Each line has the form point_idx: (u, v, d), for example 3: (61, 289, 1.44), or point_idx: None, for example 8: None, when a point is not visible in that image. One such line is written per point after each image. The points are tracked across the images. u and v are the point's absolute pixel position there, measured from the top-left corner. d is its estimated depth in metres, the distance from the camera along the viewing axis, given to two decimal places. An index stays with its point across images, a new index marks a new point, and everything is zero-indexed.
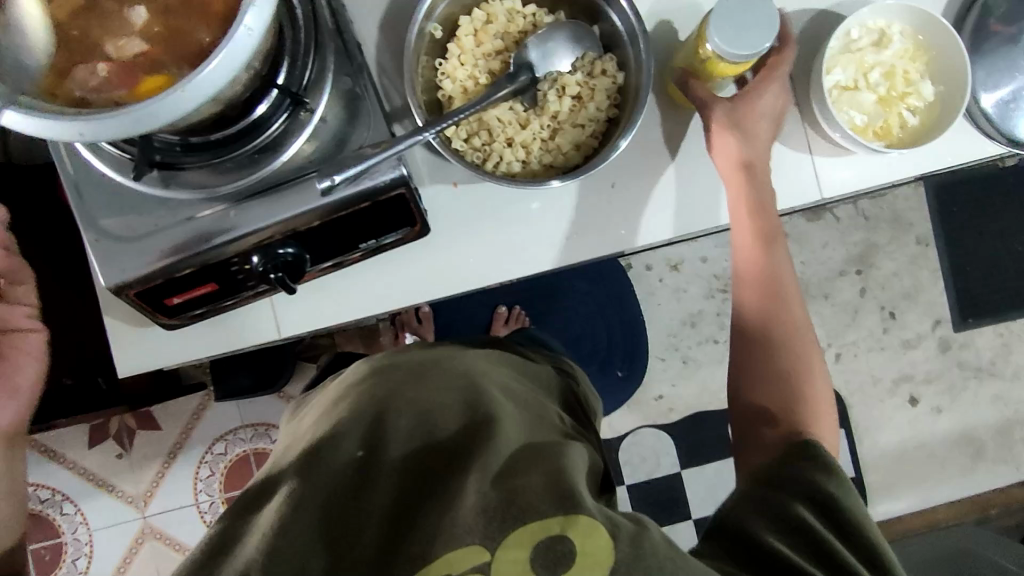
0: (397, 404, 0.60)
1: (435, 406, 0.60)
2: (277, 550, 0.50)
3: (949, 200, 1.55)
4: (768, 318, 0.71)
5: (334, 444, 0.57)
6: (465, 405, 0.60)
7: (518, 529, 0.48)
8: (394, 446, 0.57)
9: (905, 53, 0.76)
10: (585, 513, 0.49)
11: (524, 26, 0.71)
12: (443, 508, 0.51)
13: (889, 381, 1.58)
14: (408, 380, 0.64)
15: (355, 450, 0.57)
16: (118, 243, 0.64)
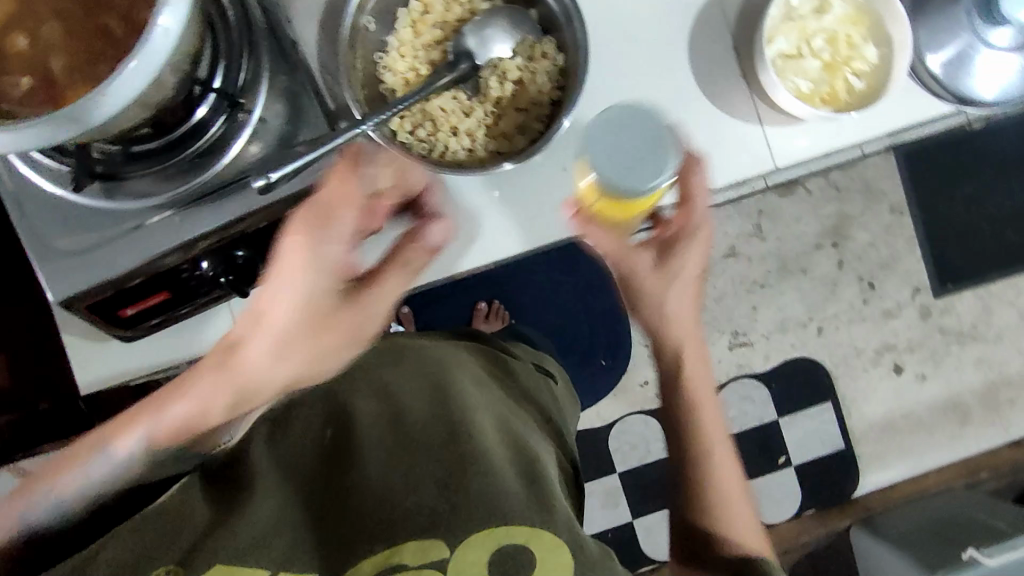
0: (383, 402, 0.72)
1: (416, 411, 0.70)
2: (263, 549, 0.57)
3: (920, 166, 1.56)
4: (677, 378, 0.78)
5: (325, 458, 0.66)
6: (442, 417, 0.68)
7: (485, 532, 0.59)
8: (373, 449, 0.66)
9: (846, 18, 0.76)
10: (549, 530, 0.59)
11: (462, 14, 0.71)
12: (421, 506, 0.62)
13: (872, 351, 1.58)
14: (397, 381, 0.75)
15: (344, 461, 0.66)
16: (63, 257, 0.64)
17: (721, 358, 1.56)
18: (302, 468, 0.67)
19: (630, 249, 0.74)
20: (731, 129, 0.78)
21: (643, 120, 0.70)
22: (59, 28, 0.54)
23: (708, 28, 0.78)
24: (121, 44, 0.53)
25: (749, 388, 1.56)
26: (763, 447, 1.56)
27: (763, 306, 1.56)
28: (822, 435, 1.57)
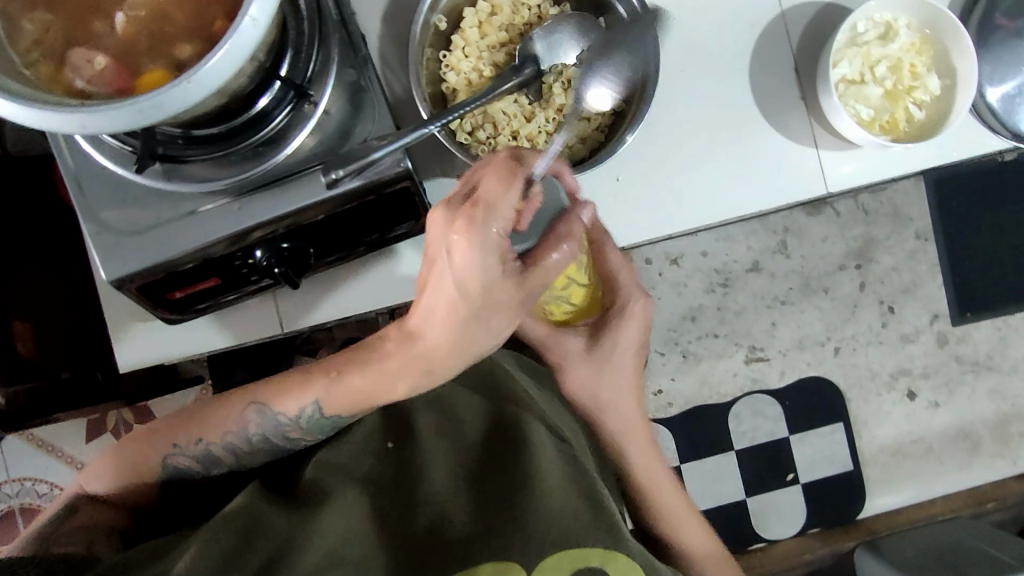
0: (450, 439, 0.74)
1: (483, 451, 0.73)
2: (342, 553, 0.60)
3: (949, 194, 1.55)
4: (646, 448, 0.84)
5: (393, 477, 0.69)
6: (509, 444, 0.73)
7: (565, 552, 0.61)
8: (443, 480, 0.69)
9: (912, 47, 0.75)
10: (624, 552, 0.62)
11: (530, 18, 0.71)
12: (498, 523, 0.64)
13: (888, 375, 1.58)
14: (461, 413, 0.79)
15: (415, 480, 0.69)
16: (118, 236, 0.63)
17: (737, 371, 1.56)
18: (378, 478, 0.70)
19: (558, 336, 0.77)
20: (784, 150, 0.78)
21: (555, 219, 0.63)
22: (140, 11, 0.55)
23: (769, 47, 0.77)
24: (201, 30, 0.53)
25: (762, 404, 1.56)
26: (772, 462, 1.57)
27: (782, 322, 1.56)
28: (831, 455, 1.57)
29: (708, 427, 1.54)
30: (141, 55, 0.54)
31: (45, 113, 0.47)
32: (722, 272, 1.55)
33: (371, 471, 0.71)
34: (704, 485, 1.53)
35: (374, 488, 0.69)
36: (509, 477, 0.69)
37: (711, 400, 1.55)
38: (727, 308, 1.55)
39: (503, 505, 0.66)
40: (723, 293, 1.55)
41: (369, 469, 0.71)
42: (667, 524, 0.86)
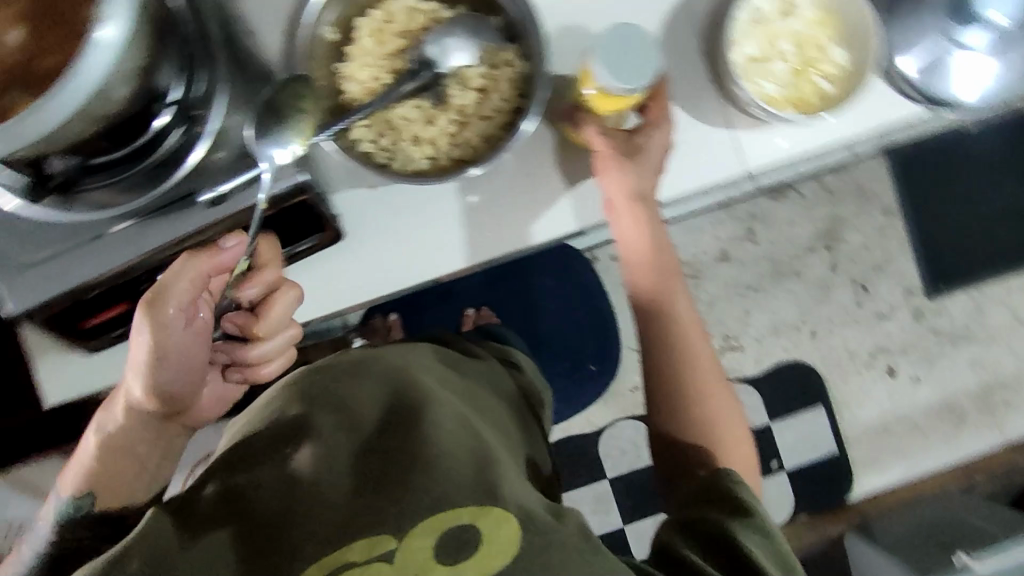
0: (335, 394, 0.62)
1: (373, 405, 0.61)
2: None
3: (911, 168, 1.54)
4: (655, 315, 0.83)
5: (258, 446, 0.58)
6: (389, 398, 0.61)
7: (433, 519, 0.52)
8: (323, 441, 0.57)
9: (816, 21, 0.75)
10: (498, 506, 0.53)
11: (424, 22, 0.70)
12: (365, 490, 0.53)
13: (866, 354, 1.56)
14: (342, 371, 0.64)
15: (279, 447, 0.57)
16: (20, 271, 0.63)
17: None
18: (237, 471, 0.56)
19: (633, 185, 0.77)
20: (702, 134, 0.78)
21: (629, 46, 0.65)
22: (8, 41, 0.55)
23: (679, 32, 0.77)
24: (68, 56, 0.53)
25: (740, 393, 1.55)
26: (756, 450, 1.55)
27: (753, 310, 1.55)
28: (815, 439, 1.55)
29: None
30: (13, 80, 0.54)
31: None
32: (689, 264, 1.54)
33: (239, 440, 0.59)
34: None
35: (226, 498, 0.54)
36: (387, 433, 0.58)
37: None
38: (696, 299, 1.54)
39: (374, 470, 0.55)
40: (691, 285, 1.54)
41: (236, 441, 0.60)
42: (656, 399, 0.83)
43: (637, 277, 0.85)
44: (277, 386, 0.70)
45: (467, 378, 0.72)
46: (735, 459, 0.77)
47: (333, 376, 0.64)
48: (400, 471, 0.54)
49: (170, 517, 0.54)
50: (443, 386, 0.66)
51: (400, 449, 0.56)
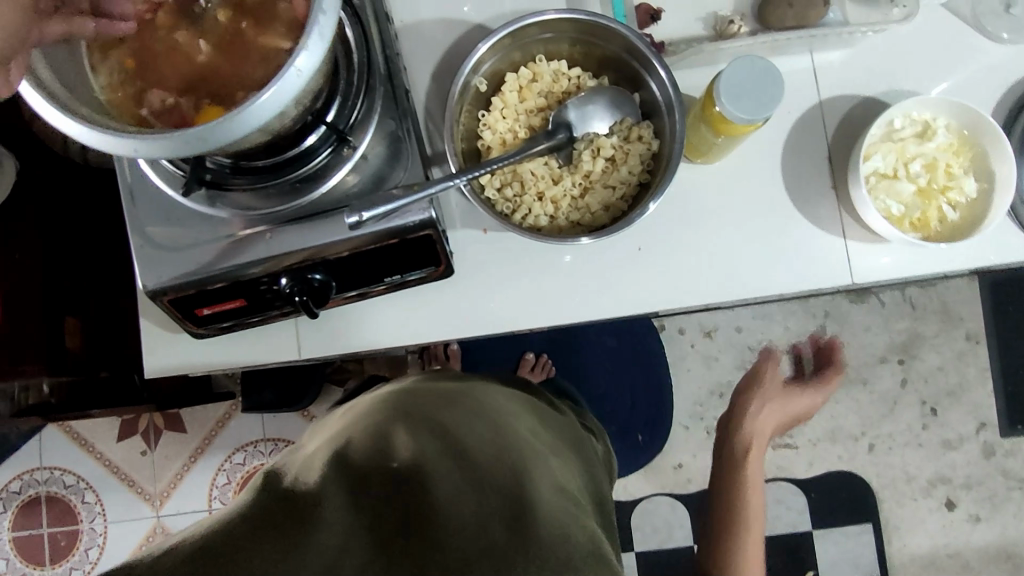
0: (444, 433, 0.69)
1: (479, 450, 0.68)
2: None
3: (1004, 297, 1.50)
4: None
5: (378, 457, 0.65)
6: (497, 449, 0.69)
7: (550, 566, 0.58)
8: (441, 470, 0.64)
9: (950, 147, 0.75)
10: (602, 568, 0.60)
11: (568, 87, 0.74)
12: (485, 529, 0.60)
13: (925, 480, 1.50)
14: (445, 413, 0.73)
15: (395, 463, 0.64)
16: (159, 252, 0.68)
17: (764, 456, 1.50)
18: (360, 476, 0.62)
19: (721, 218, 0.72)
20: (811, 236, 0.78)
21: (763, 81, 0.63)
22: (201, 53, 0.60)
23: (805, 133, 0.79)
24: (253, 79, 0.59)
25: (786, 493, 1.50)
26: (792, 555, 1.49)
27: (814, 410, 1.51)
28: (857, 557, 1.49)
29: None
30: (203, 87, 0.60)
31: (105, 135, 0.52)
32: (755, 350, 1.52)
33: (355, 449, 0.65)
34: None
35: (343, 501, 0.60)
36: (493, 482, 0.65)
37: None
38: None
39: (486, 512, 0.62)
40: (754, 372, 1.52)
41: (348, 449, 0.66)
42: None
43: None
44: (373, 404, 0.78)
45: (543, 434, 0.80)
46: None
47: (442, 419, 0.72)
48: (511, 520, 0.61)
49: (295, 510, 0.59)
50: (533, 446, 0.73)
51: (508, 500, 0.63)
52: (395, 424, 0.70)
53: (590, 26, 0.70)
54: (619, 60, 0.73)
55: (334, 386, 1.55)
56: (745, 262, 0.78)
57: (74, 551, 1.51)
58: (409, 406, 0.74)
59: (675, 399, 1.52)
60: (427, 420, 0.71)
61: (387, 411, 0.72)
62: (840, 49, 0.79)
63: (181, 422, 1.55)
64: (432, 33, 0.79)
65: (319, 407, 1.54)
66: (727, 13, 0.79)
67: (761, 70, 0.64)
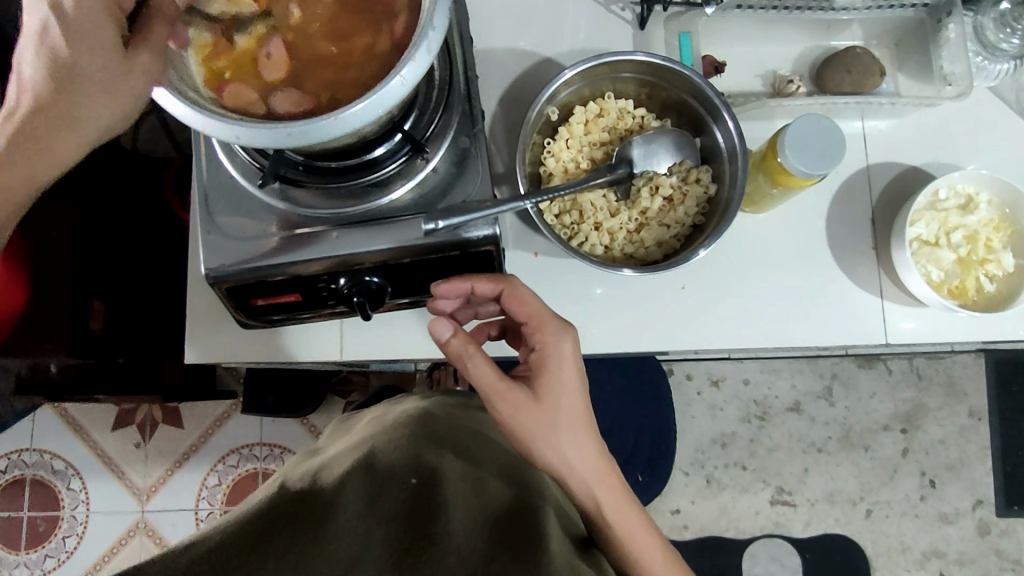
0: (465, 459, 0.73)
1: (494, 481, 0.72)
2: None
3: (1010, 377, 1.52)
4: (593, 477, 0.71)
5: (397, 469, 0.68)
6: (507, 478, 0.74)
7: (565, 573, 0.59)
8: (456, 485, 0.68)
9: (990, 222, 0.78)
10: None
11: (632, 126, 0.77)
12: (497, 538, 0.62)
13: (919, 552, 1.50)
14: (462, 434, 0.78)
15: (410, 478, 0.67)
16: (226, 238, 0.70)
17: (760, 511, 1.50)
18: (384, 487, 0.65)
19: (507, 386, 0.68)
20: (848, 294, 0.81)
21: (829, 139, 0.66)
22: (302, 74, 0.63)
23: (849, 194, 0.82)
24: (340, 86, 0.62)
25: (780, 551, 1.49)
26: None
27: (815, 471, 1.52)
28: None
29: (720, 562, 1.48)
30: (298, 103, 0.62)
31: (210, 119, 0.54)
32: (761, 405, 1.54)
33: (379, 468, 0.68)
34: None
35: (361, 509, 0.62)
36: (500, 515, 0.66)
37: (728, 534, 1.49)
38: (760, 443, 1.53)
39: (493, 535, 0.63)
40: (759, 426, 1.53)
41: (373, 457, 0.69)
42: (618, 528, 0.72)
43: (581, 449, 0.70)
44: (391, 414, 0.82)
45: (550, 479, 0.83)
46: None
47: (460, 440, 0.77)
48: (514, 545, 0.61)
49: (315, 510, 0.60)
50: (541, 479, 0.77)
51: (516, 515, 0.66)
52: (414, 436, 0.74)
53: (661, 69, 0.73)
54: (682, 105, 0.76)
55: (338, 397, 1.55)
56: (777, 312, 0.80)
57: (52, 538, 1.48)
58: (431, 421, 0.78)
59: (678, 445, 1.52)
60: (453, 439, 0.76)
61: (419, 426, 0.76)
62: (889, 118, 0.82)
63: (180, 417, 1.53)
64: (503, 61, 0.82)
65: (321, 416, 1.54)
66: (787, 74, 0.83)
67: (830, 128, 0.67)
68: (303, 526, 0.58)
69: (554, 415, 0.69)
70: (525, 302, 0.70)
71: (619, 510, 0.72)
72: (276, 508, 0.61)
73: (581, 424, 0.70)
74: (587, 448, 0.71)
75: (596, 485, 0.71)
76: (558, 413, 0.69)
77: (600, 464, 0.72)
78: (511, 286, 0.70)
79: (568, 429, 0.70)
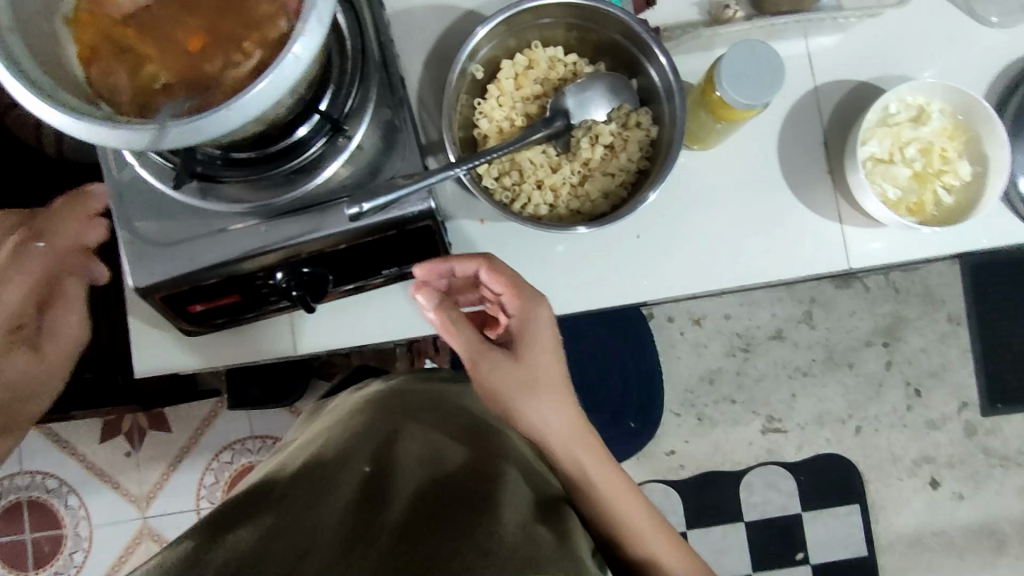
0: (423, 436, 0.70)
1: (452, 453, 0.69)
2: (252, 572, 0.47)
3: (985, 279, 1.52)
4: (572, 441, 0.72)
5: (348, 460, 0.65)
6: (468, 449, 0.71)
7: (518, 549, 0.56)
8: (410, 465, 0.65)
9: (944, 131, 0.75)
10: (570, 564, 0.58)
11: (564, 74, 0.73)
12: (452, 511, 0.59)
13: (910, 460, 1.52)
14: (421, 412, 0.75)
15: (363, 466, 0.64)
16: (151, 247, 0.66)
17: (753, 441, 1.52)
18: (335, 478, 0.62)
19: (488, 350, 0.69)
20: (809, 223, 0.78)
21: (769, 66, 0.63)
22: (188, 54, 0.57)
23: (799, 117, 0.79)
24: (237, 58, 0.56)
25: (776, 477, 1.51)
26: (782, 538, 1.51)
27: (802, 395, 1.53)
28: (844, 538, 1.50)
29: (719, 495, 1.50)
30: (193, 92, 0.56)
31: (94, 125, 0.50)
32: (743, 336, 1.54)
33: (334, 457, 0.65)
34: (710, 555, 1.49)
35: (311, 501, 0.59)
36: (458, 488, 0.63)
37: (723, 467, 1.51)
38: (746, 374, 1.53)
39: (450, 509, 0.60)
40: (742, 358, 1.53)
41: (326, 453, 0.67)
42: (598, 492, 0.73)
43: (560, 412, 0.72)
44: (353, 402, 0.80)
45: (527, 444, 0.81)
46: (632, 538, 0.73)
47: (419, 418, 0.74)
48: (470, 516, 0.58)
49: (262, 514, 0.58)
50: (506, 444, 0.74)
51: (472, 488, 0.63)
52: (368, 425, 0.71)
53: (586, 10, 0.69)
54: (615, 46, 0.72)
55: (321, 382, 1.53)
56: (741, 250, 0.78)
57: (59, 556, 1.48)
58: (388, 405, 0.75)
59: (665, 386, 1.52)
60: (410, 418, 0.73)
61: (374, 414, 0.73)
62: (834, 33, 0.79)
63: (166, 421, 1.51)
64: (424, 18, 0.77)
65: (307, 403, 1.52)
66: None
67: (772, 54, 0.63)
68: (249, 526, 0.57)
69: (532, 378, 0.70)
70: (501, 274, 0.69)
71: (602, 474, 0.73)
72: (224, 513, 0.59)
73: (559, 387, 0.72)
74: (565, 411, 0.72)
75: (576, 448, 0.72)
76: (536, 376, 0.70)
77: (580, 428, 0.73)
78: (487, 260, 0.70)
79: (547, 393, 0.71)
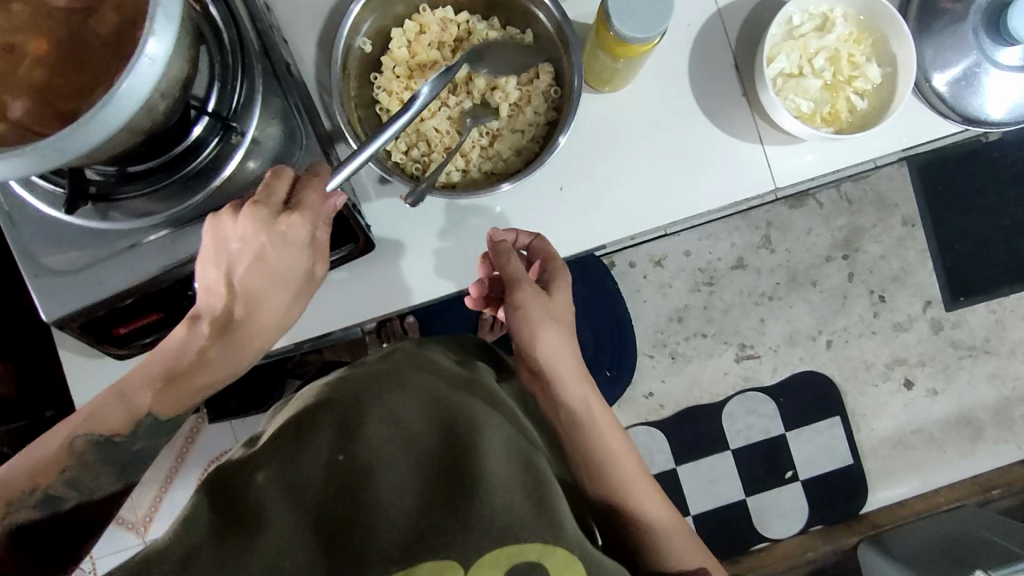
0: (391, 403, 0.61)
1: (426, 416, 0.60)
2: None
3: (933, 177, 1.53)
4: (577, 384, 0.70)
5: (313, 449, 0.56)
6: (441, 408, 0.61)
7: (500, 552, 0.49)
8: (381, 442, 0.56)
9: (850, 37, 0.75)
10: (565, 545, 0.51)
11: (458, 34, 0.71)
12: (431, 509, 0.52)
13: (883, 365, 1.55)
14: (389, 373, 0.66)
15: (329, 455, 0.55)
16: (57, 278, 0.64)
17: (729, 370, 1.54)
18: (299, 478, 0.54)
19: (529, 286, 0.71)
20: (730, 149, 0.78)
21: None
22: (49, 66, 0.53)
23: (709, 43, 0.77)
24: (103, 57, 0.53)
25: (756, 402, 1.54)
26: (768, 460, 1.54)
27: (770, 318, 1.54)
28: (829, 450, 1.53)
29: (703, 428, 1.53)
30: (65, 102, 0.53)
31: None
32: (706, 270, 1.54)
33: (297, 445, 0.57)
34: (703, 486, 1.52)
35: (280, 511, 0.51)
36: (435, 470, 0.55)
37: (703, 401, 1.53)
38: (714, 307, 1.54)
39: (425, 499, 0.53)
40: (708, 292, 1.54)
41: (287, 443, 0.57)
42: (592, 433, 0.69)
43: (570, 353, 0.71)
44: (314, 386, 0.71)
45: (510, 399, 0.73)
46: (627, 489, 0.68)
47: (388, 378, 0.64)
48: (447, 512, 0.51)
49: (218, 528, 0.50)
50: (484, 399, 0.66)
51: (450, 467, 0.55)
52: (332, 399, 0.62)
53: None
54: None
55: None
56: (669, 186, 0.77)
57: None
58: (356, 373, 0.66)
59: (637, 331, 1.53)
60: (378, 382, 0.64)
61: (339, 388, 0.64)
62: None
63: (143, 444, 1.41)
64: None
65: None
66: None
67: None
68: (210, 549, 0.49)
69: (559, 318, 0.71)
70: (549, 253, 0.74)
71: (604, 419, 0.70)
72: (204, 512, 0.52)
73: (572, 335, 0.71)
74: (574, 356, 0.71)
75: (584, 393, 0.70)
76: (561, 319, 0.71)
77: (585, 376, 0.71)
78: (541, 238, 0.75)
79: (564, 338, 0.71)
